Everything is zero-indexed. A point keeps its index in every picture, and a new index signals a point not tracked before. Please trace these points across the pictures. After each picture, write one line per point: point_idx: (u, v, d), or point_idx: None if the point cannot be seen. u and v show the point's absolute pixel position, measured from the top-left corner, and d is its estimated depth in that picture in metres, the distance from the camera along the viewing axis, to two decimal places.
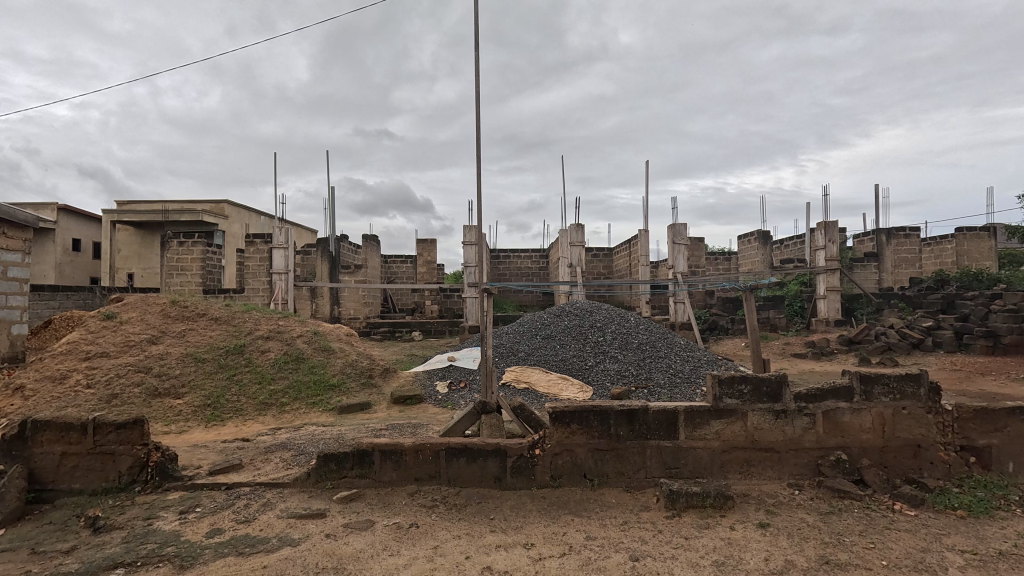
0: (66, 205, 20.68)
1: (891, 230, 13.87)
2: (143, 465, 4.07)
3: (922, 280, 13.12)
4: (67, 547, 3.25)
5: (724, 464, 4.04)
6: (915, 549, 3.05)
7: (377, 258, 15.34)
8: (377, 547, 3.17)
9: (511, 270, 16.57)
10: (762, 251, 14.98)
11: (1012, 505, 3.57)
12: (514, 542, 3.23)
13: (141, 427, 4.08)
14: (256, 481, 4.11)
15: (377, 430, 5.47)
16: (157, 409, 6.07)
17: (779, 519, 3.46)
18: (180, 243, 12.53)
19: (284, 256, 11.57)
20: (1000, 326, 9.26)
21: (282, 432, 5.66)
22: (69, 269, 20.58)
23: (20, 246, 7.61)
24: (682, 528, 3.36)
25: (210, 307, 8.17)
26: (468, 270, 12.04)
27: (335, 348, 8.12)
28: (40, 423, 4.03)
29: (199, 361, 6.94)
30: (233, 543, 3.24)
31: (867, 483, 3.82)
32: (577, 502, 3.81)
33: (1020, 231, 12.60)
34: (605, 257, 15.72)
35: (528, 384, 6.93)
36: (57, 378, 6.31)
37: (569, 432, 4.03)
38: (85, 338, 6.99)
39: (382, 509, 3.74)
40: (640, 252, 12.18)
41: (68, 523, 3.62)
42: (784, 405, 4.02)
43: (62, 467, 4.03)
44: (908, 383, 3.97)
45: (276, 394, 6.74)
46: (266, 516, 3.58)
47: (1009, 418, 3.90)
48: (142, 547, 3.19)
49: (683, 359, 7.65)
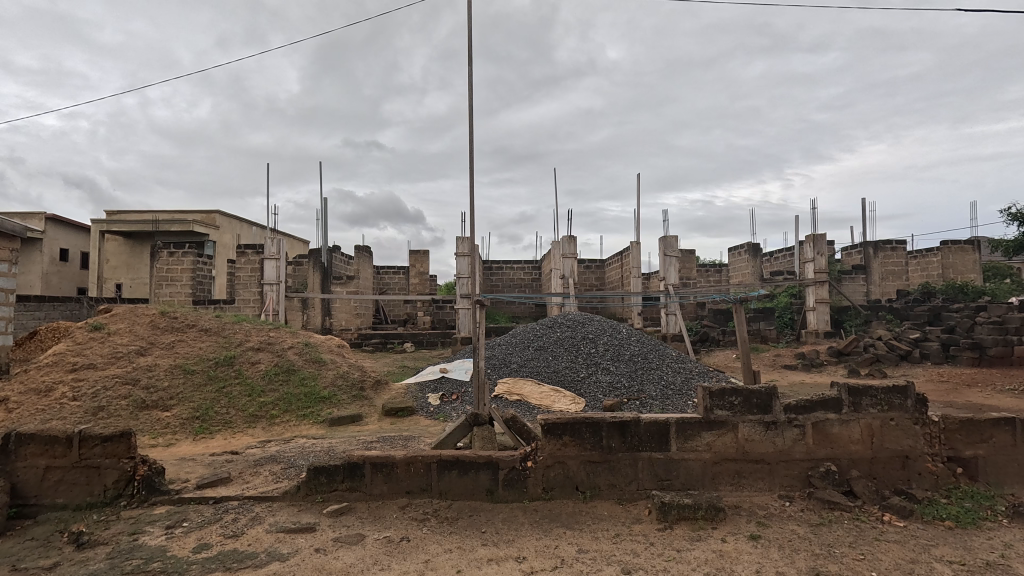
0: (53, 215, 20.48)
1: (877, 243, 14.16)
2: (129, 478, 4.00)
3: (908, 293, 13.35)
4: (49, 564, 3.18)
5: (715, 476, 4.05)
6: (904, 560, 3.07)
7: (369, 269, 15.41)
8: (367, 561, 3.13)
9: (503, 281, 16.67)
10: (751, 263, 15.26)
11: (1000, 516, 3.60)
12: (505, 556, 3.21)
13: (128, 439, 4.01)
14: (244, 494, 4.06)
15: (368, 442, 5.44)
16: (145, 422, 5.98)
17: (769, 531, 3.47)
18: (170, 253, 12.43)
19: (276, 266, 11.45)
20: (986, 339, 9.44)
21: (271, 444, 5.60)
22: (56, 280, 20.39)
23: (8, 256, 7.51)
24: (673, 541, 3.36)
25: (199, 319, 8.07)
26: (461, 281, 12.09)
27: (326, 359, 8.07)
28: (24, 436, 3.97)
29: (188, 372, 6.86)
30: (221, 558, 3.18)
31: (855, 494, 3.84)
32: (570, 515, 3.80)
33: (1004, 244, 12.81)
34: (597, 269, 15.89)
35: (520, 397, 6.89)
36: (43, 390, 6.22)
37: (561, 444, 4.04)
38: (72, 349, 6.90)
39: (373, 522, 3.71)
40: (632, 264, 12.20)
41: (49, 539, 3.54)
42: (774, 416, 4.05)
43: (45, 482, 3.96)
44: (895, 395, 4.02)
45: (265, 406, 6.66)
46: (255, 531, 3.54)
47: (994, 429, 3.96)
48: (126, 564, 3.13)
49: (675, 371, 7.67)
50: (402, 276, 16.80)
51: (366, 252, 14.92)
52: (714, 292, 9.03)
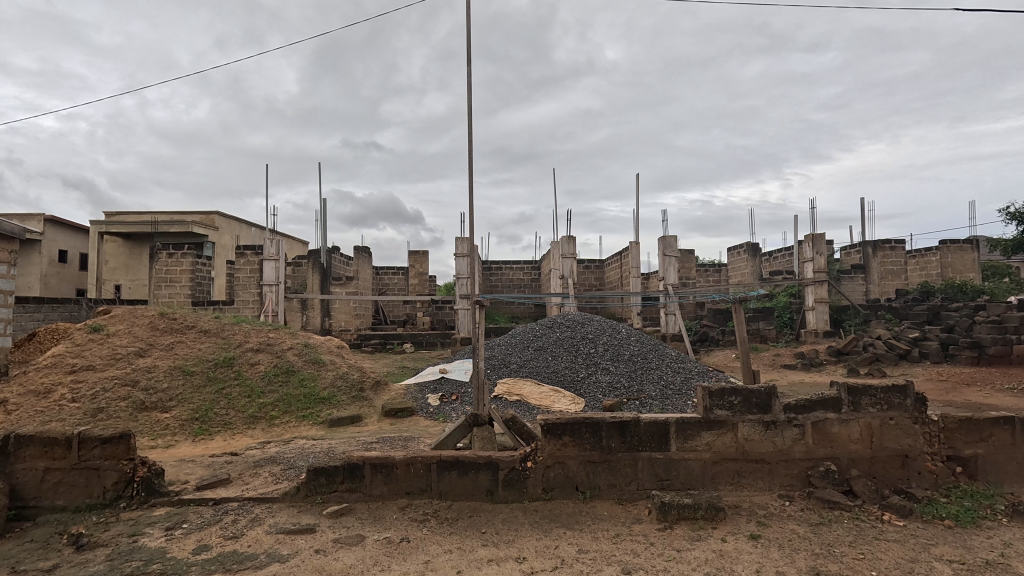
0: (52, 216, 20.47)
1: (876, 242, 14.18)
2: (129, 480, 4.00)
3: (907, 292, 13.36)
4: (49, 566, 3.18)
5: (714, 475, 4.06)
6: (904, 560, 3.07)
7: (368, 270, 15.42)
8: (368, 562, 3.13)
9: (503, 282, 16.67)
10: (750, 263, 15.28)
11: (999, 515, 3.60)
12: (505, 556, 3.21)
13: (128, 441, 4.01)
14: (244, 496, 4.06)
15: (368, 443, 5.44)
16: (144, 423, 5.98)
17: (769, 530, 3.47)
18: (170, 254, 12.42)
19: (275, 267, 11.42)
20: (984, 338, 9.45)
21: (271, 445, 5.60)
22: (55, 281, 20.38)
23: (7, 257, 7.48)
24: (674, 541, 3.36)
25: (199, 320, 8.07)
26: (460, 282, 12.10)
27: (326, 360, 8.07)
28: (23, 438, 3.97)
29: (187, 374, 6.86)
30: (221, 560, 3.18)
31: (855, 493, 3.84)
32: (570, 516, 3.80)
33: (1003, 243, 12.83)
34: (597, 269, 15.90)
35: (519, 397, 6.89)
36: (42, 392, 6.21)
37: (561, 444, 4.04)
38: (71, 351, 6.89)
39: (373, 523, 3.70)
40: (631, 264, 12.22)
41: (49, 541, 3.54)
42: (773, 416, 4.05)
43: (44, 484, 3.96)
44: (895, 394, 4.02)
45: (265, 407, 6.66)
46: (255, 532, 3.54)
47: (993, 428, 3.96)
48: (126, 565, 3.13)
49: (675, 371, 7.68)
50: (401, 276, 16.81)
51: (365, 253, 14.92)
52: (714, 292, 9.05)
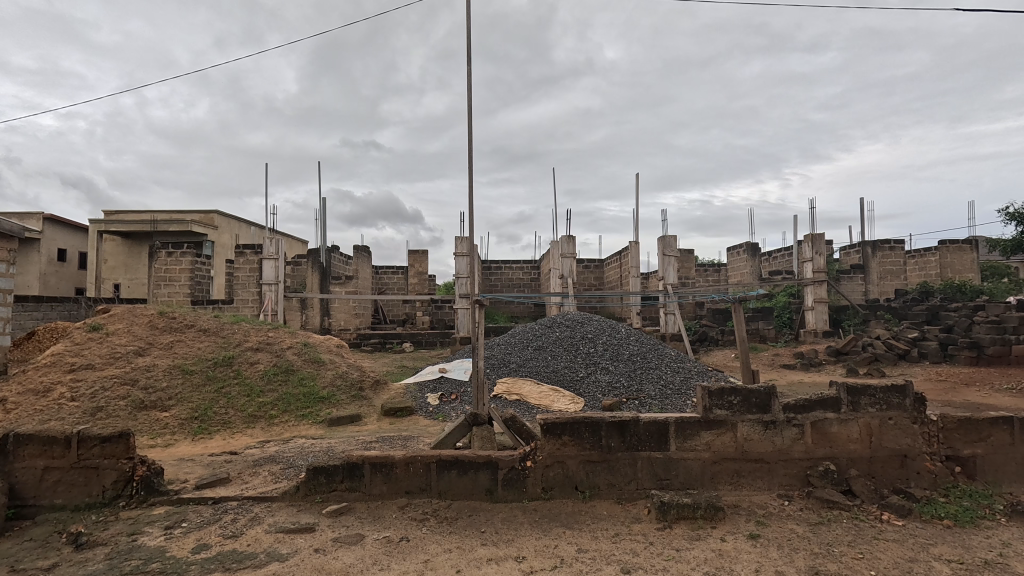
0: (52, 214, 20.45)
1: (876, 242, 14.21)
2: (128, 479, 3.99)
3: (907, 292, 13.37)
4: (48, 565, 3.18)
5: (714, 475, 4.06)
6: (903, 559, 3.08)
7: (368, 269, 15.44)
8: (367, 561, 3.14)
9: (502, 281, 16.67)
10: (750, 263, 15.29)
11: (998, 514, 3.61)
12: (505, 556, 3.21)
13: (127, 439, 4.01)
14: (243, 495, 4.06)
15: (368, 443, 5.44)
16: (143, 422, 5.98)
17: (768, 530, 3.47)
18: (169, 253, 12.41)
19: (274, 266, 11.40)
20: (983, 338, 9.47)
21: (270, 445, 5.60)
22: (54, 280, 20.35)
23: (6, 257, 7.41)
24: (673, 540, 3.36)
25: (198, 319, 8.06)
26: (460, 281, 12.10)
27: (326, 359, 8.07)
28: (22, 437, 3.97)
29: (187, 373, 6.85)
30: (220, 559, 3.18)
31: (855, 493, 3.85)
32: (569, 515, 3.80)
33: (1002, 244, 12.84)
34: (596, 269, 15.91)
35: (519, 397, 6.89)
36: (41, 391, 6.21)
37: (560, 443, 4.04)
38: (70, 350, 6.89)
39: (372, 522, 3.71)
40: (630, 264, 12.23)
41: (48, 540, 3.54)
42: (773, 416, 4.06)
43: (43, 483, 3.96)
44: (894, 394, 4.02)
45: (264, 406, 6.66)
46: (254, 531, 3.54)
47: (992, 428, 3.97)
48: (126, 564, 3.13)
49: (674, 370, 7.69)
50: (401, 275, 16.81)
51: (365, 252, 14.92)
52: (713, 292, 9.06)
